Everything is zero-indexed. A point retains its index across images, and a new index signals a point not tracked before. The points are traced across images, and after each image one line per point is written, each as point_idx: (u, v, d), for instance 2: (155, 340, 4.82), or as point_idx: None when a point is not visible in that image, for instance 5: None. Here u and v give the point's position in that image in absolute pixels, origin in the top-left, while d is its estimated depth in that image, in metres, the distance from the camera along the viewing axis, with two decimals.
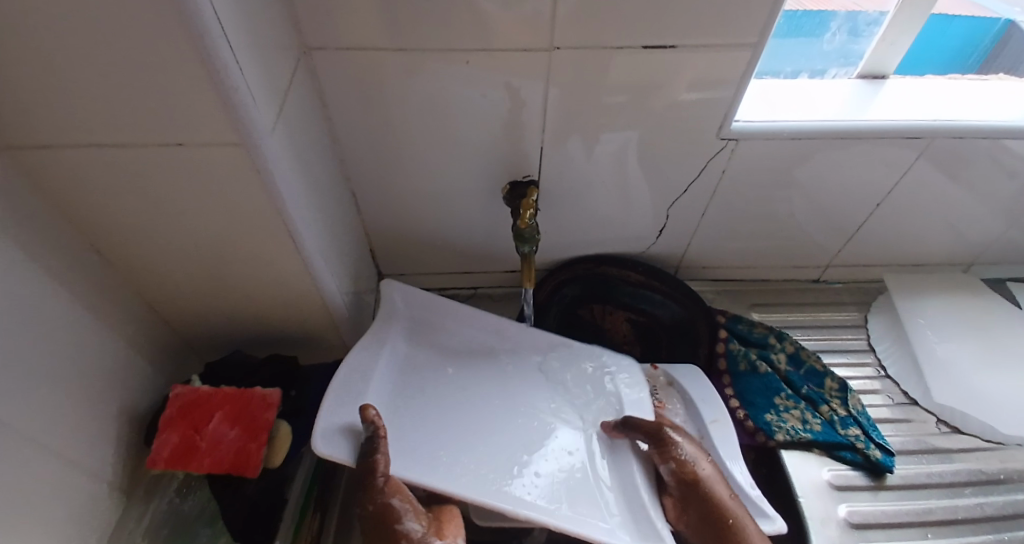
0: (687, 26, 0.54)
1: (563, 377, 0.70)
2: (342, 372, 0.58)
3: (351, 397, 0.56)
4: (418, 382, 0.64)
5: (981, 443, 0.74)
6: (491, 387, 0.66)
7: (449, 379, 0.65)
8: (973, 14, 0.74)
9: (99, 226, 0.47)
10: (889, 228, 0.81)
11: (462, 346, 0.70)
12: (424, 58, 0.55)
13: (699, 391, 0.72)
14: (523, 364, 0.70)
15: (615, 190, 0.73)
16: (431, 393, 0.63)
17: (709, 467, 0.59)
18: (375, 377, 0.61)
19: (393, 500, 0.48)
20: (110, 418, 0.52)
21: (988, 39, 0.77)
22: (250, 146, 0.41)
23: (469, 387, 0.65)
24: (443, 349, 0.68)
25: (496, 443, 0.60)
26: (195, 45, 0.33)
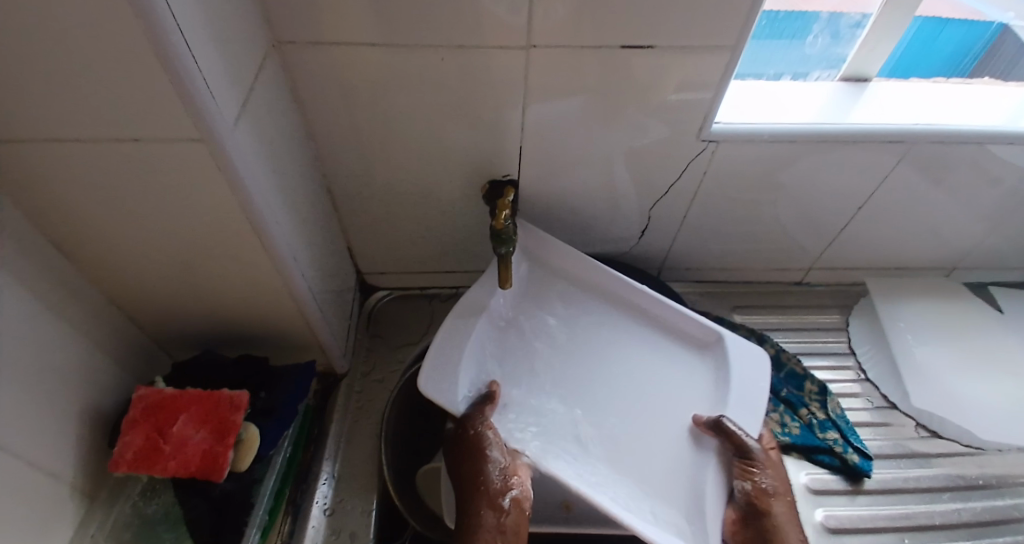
0: (666, 26, 0.53)
1: (666, 361, 0.66)
2: (442, 349, 0.63)
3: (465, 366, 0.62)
4: (512, 342, 0.67)
5: (959, 448, 0.74)
6: (579, 350, 0.68)
7: (537, 339, 0.68)
8: (967, 18, 0.72)
9: (59, 223, 0.46)
10: (871, 232, 0.81)
11: (561, 312, 0.70)
12: (400, 55, 0.54)
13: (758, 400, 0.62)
14: (628, 348, 0.67)
15: (597, 191, 0.72)
16: (524, 355, 0.67)
17: (781, 501, 0.57)
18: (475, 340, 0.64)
19: (489, 432, 0.56)
20: (72, 419, 0.50)
21: (980, 43, 0.75)
22: (213, 143, 0.40)
23: (566, 356, 0.67)
24: (523, 306, 0.70)
25: (582, 409, 0.63)
26: (149, 38, 0.32)
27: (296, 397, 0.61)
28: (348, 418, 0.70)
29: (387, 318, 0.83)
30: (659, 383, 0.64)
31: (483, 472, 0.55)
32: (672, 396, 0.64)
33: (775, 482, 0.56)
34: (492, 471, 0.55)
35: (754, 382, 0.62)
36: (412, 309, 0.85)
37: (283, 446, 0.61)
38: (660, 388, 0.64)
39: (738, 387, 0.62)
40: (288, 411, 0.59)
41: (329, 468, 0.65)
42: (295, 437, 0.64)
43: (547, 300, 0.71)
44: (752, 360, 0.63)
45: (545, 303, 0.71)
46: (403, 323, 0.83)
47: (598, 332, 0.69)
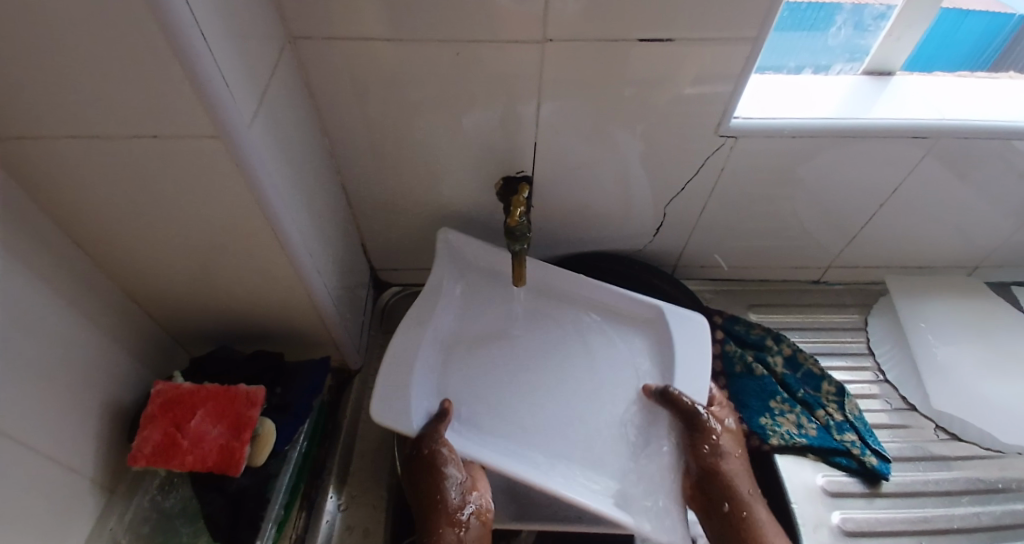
0: (685, 18, 0.52)
1: (613, 338, 0.69)
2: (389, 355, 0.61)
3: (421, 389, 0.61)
4: (469, 355, 0.67)
5: (980, 450, 0.72)
6: (538, 355, 0.67)
7: (495, 349, 0.68)
8: (990, 8, 0.69)
9: (78, 220, 0.46)
10: (892, 229, 0.80)
11: (507, 316, 0.70)
12: (415, 49, 0.54)
13: (696, 362, 0.64)
14: (575, 330, 0.69)
15: (612, 187, 0.71)
16: (484, 366, 0.66)
17: (735, 458, 0.60)
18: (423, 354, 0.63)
19: (443, 449, 0.56)
20: (92, 414, 0.51)
21: (1001, 36, 0.73)
22: (229, 139, 0.40)
23: (517, 359, 0.67)
24: (472, 312, 0.70)
25: (544, 418, 0.63)
26: (166, 35, 0.32)
27: (309, 394, 0.61)
28: (362, 415, 0.70)
29: (400, 314, 0.83)
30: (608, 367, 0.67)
31: (439, 490, 0.55)
32: (619, 382, 0.65)
33: (724, 441, 0.60)
34: (449, 489, 0.55)
35: (696, 352, 0.65)
36: None
37: (298, 441, 0.60)
38: (604, 376, 0.66)
39: (681, 362, 0.64)
40: (303, 407, 0.60)
41: (343, 464, 0.65)
42: (310, 433, 0.64)
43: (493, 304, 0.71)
44: (692, 336, 0.66)
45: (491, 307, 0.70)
46: None
47: (553, 330, 0.69)
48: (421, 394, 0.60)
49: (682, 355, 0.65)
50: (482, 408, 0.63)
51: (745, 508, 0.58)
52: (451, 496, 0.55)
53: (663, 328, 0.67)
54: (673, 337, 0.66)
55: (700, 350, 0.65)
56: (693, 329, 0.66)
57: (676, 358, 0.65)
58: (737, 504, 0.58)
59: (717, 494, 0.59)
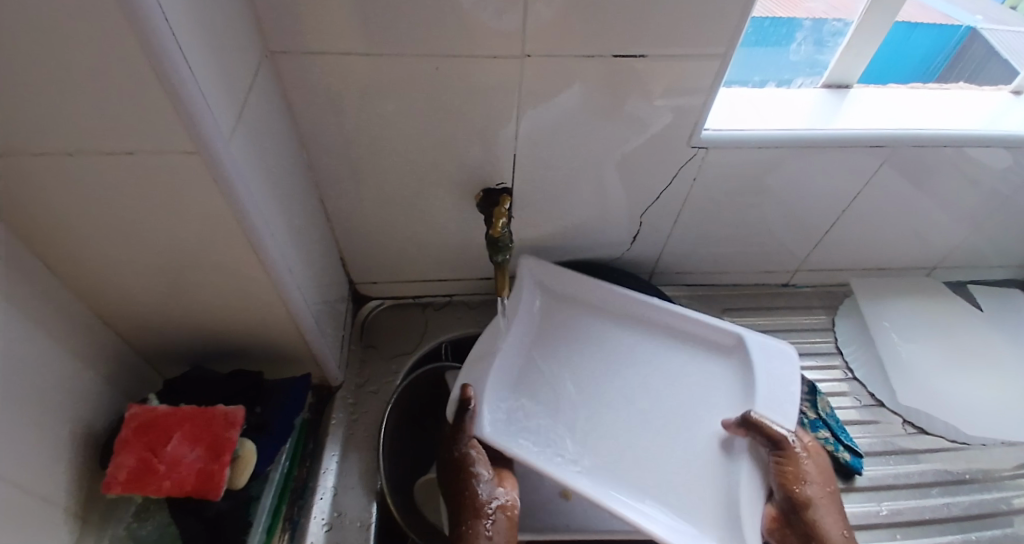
0: (658, 34, 0.54)
1: (694, 370, 0.72)
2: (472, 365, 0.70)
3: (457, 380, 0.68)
4: (506, 352, 0.72)
5: (946, 443, 0.76)
6: (572, 364, 0.73)
7: (536, 355, 0.74)
8: (937, 22, 0.74)
9: (47, 239, 0.44)
10: (856, 234, 0.83)
11: (578, 336, 0.76)
12: (395, 64, 0.54)
13: (779, 392, 0.66)
14: (652, 363, 0.73)
15: (589, 198, 0.72)
16: (517, 369, 0.72)
17: (820, 485, 0.61)
18: (504, 355, 0.71)
19: (472, 449, 0.62)
20: (62, 441, 0.49)
21: (950, 45, 0.77)
22: (208, 155, 0.39)
23: (583, 375, 0.72)
24: (548, 327, 0.76)
25: (570, 419, 0.68)
26: (144, 50, 0.32)
27: (288, 412, 0.60)
28: (343, 431, 0.69)
29: (379, 328, 0.83)
30: (689, 397, 0.70)
31: (471, 487, 0.60)
32: (706, 413, 0.68)
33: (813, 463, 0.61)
34: (480, 486, 0.60)
35: (782, 387, 0.66)
36: (404, 318, 0.84)
37: (280, 462, 0.59)
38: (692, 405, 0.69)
39: (765, 394, 0.66)
40: (280, 426, 0.59)
41: (327, 483, 0.64)
42: (291, 453, 0.63)
43: (571, 322, 0.77)
44: (778, 365, 0.68)
45: (567, 325, 0.77)
46: (395, 332, 0.82)
47: (594, 343, 0.75)
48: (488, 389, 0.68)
49: (763, 375, 0.67)
50: (512, 404, 0.69)
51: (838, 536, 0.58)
52: (482, 492, 0.59)
53: (747, 361, 0.69)
54: (756, 361, 0.69)
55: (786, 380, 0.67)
56: (783, 358, 0.68)
57: (762, 390, 0.66)
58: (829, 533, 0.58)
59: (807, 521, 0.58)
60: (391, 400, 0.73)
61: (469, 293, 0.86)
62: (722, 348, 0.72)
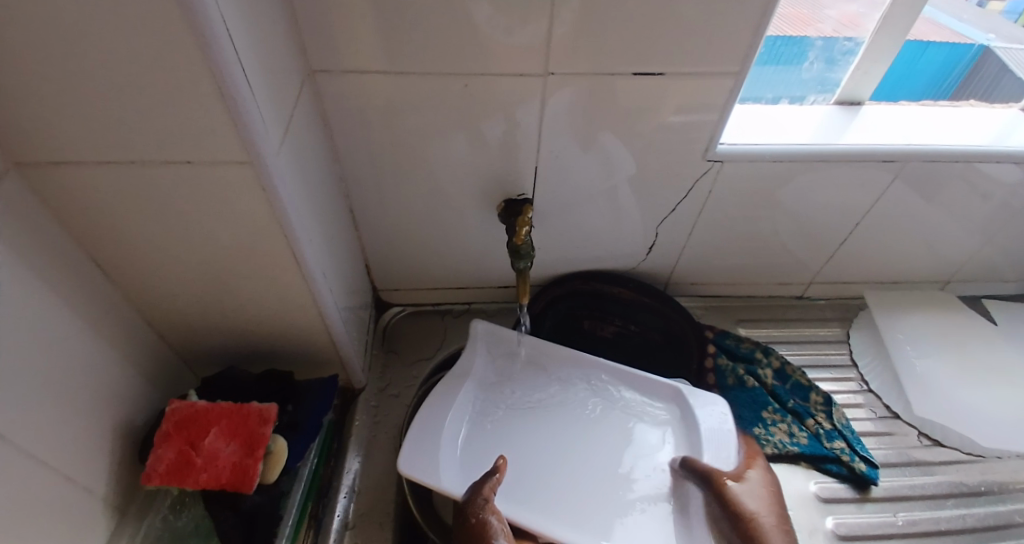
0: (676, 53, 0.57)
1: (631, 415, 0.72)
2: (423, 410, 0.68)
3: (426, 448, 0.65)
4: (464, 408, 0.70)
5: (961, 455, 0.76)
6: (540, 419, 0.71)
7: (502, 411, 0.71)
8: (949, 40, 0.76)
9: (104, 242, 0.48)
10: (869, 247, 0.85)
11: (533, 385, 0.74)
12: (425, 82, 0.57)
13: (717, 435, 0.68)
14: (591, 410, 0.72)
15: (607, 209, 0.75)
16: (489, 426, 0.69)
17: (759, 500, 0.60)
18: (457, 408, 0.70)
19: (491, 519, 0.56)
20: (106, 434, 0.52)
21: (960, 66, 0.80)
22: (258, 165, 0.42)
23: (541, 426, 0.70)
24: (503, 377, 0.75)
25: (558, 477, 0.65)
26: (210, 67, 0.35)
27: (320, 412, 0.62)
28: (366, 433, 0.71)
29: (401, 334, 0.85)
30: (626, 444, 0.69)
31: None
32: (649, 457, 0.68)
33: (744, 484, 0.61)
34: None
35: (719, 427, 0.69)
36: (425, 326, 0.87)
37: (309, 458, 0.62)
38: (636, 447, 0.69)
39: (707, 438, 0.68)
40: (312, 424, 0.61)
41: (350, 481, 0.66)
42: (319, 451, 0.65)
43: (525, 371, 0.76)
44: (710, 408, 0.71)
45: (522, 374, 0.75)
46: (416, 338, 0.84)
47: (561, 396, 0.73)
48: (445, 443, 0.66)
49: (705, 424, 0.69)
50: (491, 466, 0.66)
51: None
52: None
53: (682, 405, 0.72)
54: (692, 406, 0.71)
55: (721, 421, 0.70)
56: (714, 405, 0.71)
57: (703, 432, 0.68)
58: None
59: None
60: (413, 404, 0.76)
61: (487, 302, 0.89)
62: (664, 391, 0.73)
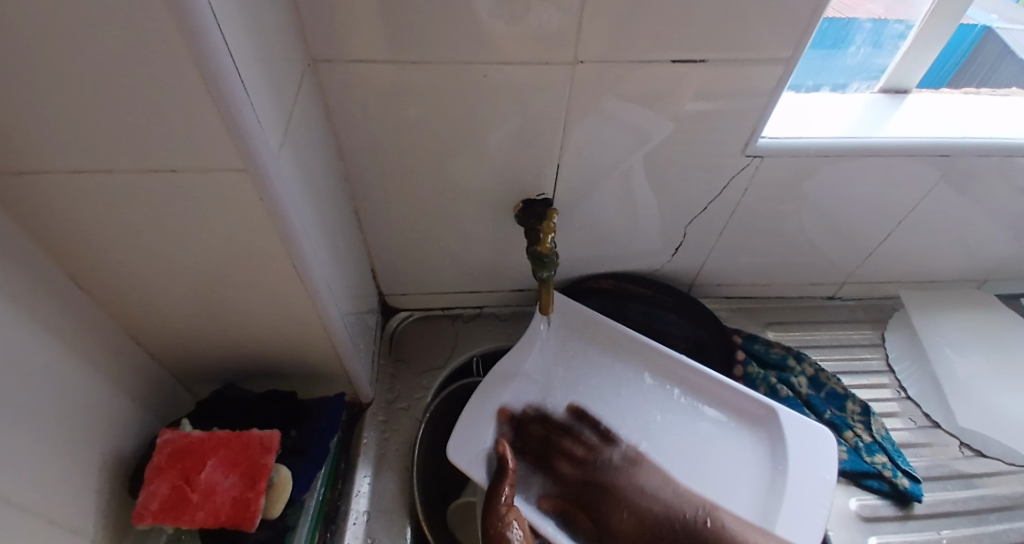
0: (719, 38, 0.51)
1: (709, 432, 0.66)
2: (474, 399, 0.67)
3: (473, 435, 0.64)
4: (519, 396, 0.68)
5: (1004, 466, 0.72)
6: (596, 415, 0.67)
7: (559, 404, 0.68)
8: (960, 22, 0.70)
9: (80, 258, 0.42)
10: (908, 246, 0.80)
11: (600, 375, 0.71)
12: (440, 72, 0.51)
13: (805, 469, 0.61)
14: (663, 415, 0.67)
15: (632, 208, 0.69)
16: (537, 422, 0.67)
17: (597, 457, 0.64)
18: (512, 394, 0.68)
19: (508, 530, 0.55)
20: (93, 469, 0.47)
21: (963, 49, 0.75)
22: (257, 172, 0.37)
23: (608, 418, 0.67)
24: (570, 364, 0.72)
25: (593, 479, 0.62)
26: (196, 61, 0.29)
27: (326, 431, 0.59)
28: (376, 451, 0.66)
29: (410, 341, 0.80)
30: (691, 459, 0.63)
31: None
32: (716, 477, 0.62)
33: (628, 502, 0.60)
34: None
35: (813, 466, 0.61)
36: (434, 331, 0.81)
37: (315, 488, 0.58)
38: (709, 478, 0.62)
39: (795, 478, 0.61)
40: (317, 450, 0.57)
41: (359, 505, 0.61)
42: (326, 477, 0.61)
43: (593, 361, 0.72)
44: (810, 447, 0.62)
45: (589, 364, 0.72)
46: (426, 345, 0.79)
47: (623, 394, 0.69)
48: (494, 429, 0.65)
49: (801, 455, 0.62)
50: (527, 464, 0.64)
51: (710, 524, 0.59)
52: None
53: (776, 434, 0.64)
54: (785, 438, 0.63)
55: (816, 461, 0.61)
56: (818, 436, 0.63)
57: (792, 468, 0.61)
58: (693, 537, 0.58)
59: (671, 540, 0.58)
60: (424, 417, 0.71)
61: (500, 305, 0.83)
62: (755, 416, 0.66)
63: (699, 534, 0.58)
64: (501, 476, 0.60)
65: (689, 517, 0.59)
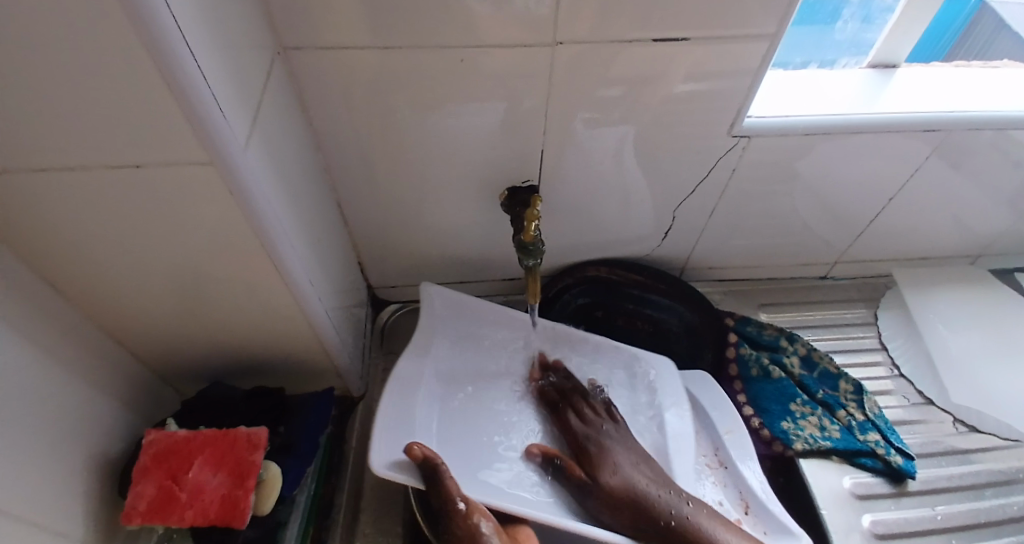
0: (701, 16, 0.50)
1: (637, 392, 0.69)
2: (384, 400, 0.59)
3: (401, 434, 0.56)
4: (432, 388, 0.63)
5: (999, 442, 0.72)
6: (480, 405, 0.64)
7: (463, 403, 0.63)
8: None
9: (50, 259, 0.41)
10: (899, 223, 0.79)
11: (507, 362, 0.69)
12: (415, 58, 0.50)
13: (711, 399, 0.70)
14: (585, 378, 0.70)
15: (619, 193, 0.68)
16: (466, 407, 0.63)
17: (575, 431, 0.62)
18: (426, 387, 0.62)
19: (481, 523, 0.48)
20: (77, 472, 0.46)
21: (959, 20, 0.74)
22: (224, 165, 0.36)
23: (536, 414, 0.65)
24: (470, 350, 0.69)
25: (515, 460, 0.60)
26: (149, 51, 0.28)
27: (314, 427, 0.60)
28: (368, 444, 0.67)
29: (401, 334, 0.80)
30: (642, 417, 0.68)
31: None
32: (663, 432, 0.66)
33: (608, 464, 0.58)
34: None
35: (721, 402, 0.70)
36: None
37: (307, 483, 0.58)
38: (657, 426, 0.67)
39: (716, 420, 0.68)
40: (306, 446, 0.58)
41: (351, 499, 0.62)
42: (318, 472, 0.61)
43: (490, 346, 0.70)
44: (713, 390, 0.71)
45: (489, 351, 0.69)
46: None
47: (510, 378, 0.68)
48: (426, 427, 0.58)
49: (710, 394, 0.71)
50: (440, 440, 0.58)
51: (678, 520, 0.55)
52: None
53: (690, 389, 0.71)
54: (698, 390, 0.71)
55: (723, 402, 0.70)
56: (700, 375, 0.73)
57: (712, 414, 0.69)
58: (670, 518, 0.55)
59: (645, 518, 0.54)
60: None
61: (491, 295, 0.83)
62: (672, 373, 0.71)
63: (672, 523, 0.54)
64: (436, 467, 0.51)
65: (664, 499, 0.56)
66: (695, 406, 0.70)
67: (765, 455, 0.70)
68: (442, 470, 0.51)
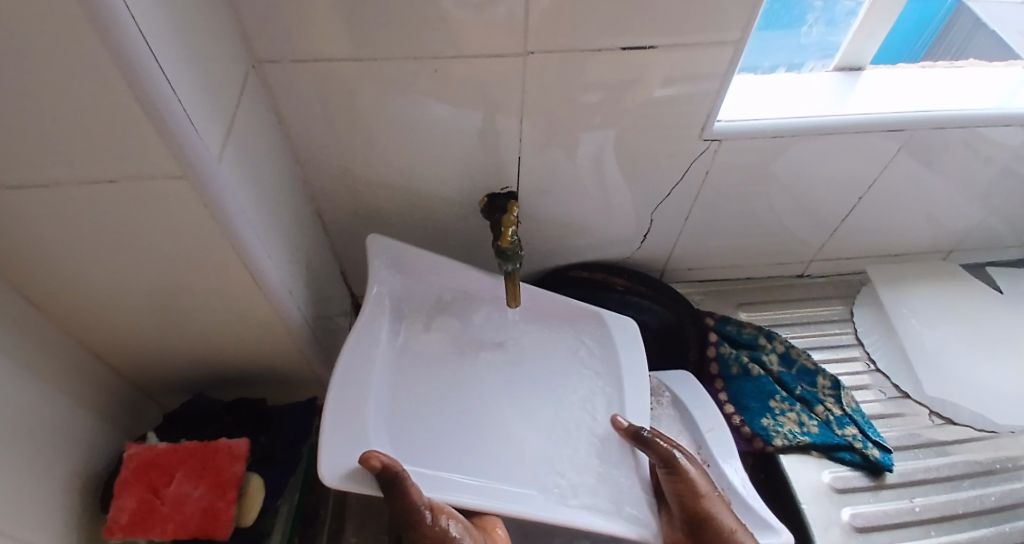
0: (667, 24, 0.51)
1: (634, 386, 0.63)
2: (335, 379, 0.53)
3: (351, 422, 0.51)
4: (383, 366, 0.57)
5: (974, 433, 0.74)
6: (429, 388, 0.59)
7: (414, 387, 0.58)
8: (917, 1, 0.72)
9: (23, 275, 0.41)
10: (872, 221, 0.81)
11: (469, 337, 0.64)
12: (389, 69, 0.51)
13: (694, 399, 0.71)
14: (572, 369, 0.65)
15: (597, 197, 0.70)
16: (417, 385, 0.58)
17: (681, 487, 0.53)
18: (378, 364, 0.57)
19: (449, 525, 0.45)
20: (57, 487, 0.46)
21: (932, 25, 0.76)
22: (197, 178, 0.36)
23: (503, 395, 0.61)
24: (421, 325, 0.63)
25: (465, 438, 0.57)
26: (118, 70, 0.28)
27: (294, 438, 0.59)
28: None
29: None
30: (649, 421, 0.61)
31: None
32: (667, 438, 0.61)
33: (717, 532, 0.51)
34: None
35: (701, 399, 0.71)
36: None
37: (288, 494, 0.59)
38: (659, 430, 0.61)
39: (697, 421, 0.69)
40: (288, 456, 0.57)
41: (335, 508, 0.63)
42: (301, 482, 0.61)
43: (448, 318, 0.65)
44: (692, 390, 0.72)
45: (445, 324, 0.64)
46: None
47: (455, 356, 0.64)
48: (378, 412, 0.53)
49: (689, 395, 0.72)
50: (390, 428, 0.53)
51: None
52: None
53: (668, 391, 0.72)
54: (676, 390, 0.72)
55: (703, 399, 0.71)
56: (678, 374, 0.74)
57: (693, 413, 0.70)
58: None
59: None
60: None
61: None
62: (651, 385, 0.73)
63: None
64: (395, 477, 0.44)
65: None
66: (678, 407, 0.71)
67: (746, 451, 0.71)
68: (401, 481, 0.44)
